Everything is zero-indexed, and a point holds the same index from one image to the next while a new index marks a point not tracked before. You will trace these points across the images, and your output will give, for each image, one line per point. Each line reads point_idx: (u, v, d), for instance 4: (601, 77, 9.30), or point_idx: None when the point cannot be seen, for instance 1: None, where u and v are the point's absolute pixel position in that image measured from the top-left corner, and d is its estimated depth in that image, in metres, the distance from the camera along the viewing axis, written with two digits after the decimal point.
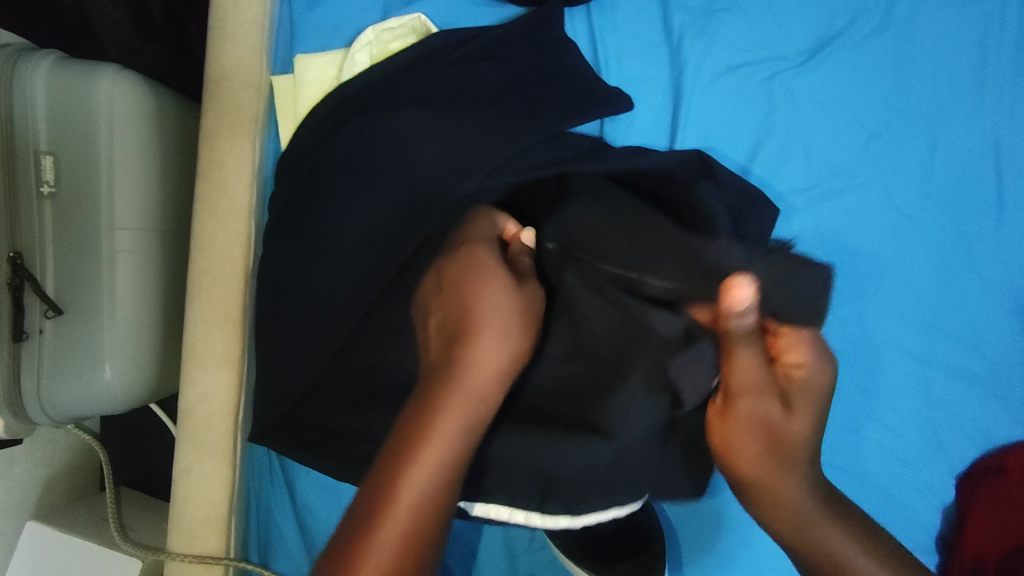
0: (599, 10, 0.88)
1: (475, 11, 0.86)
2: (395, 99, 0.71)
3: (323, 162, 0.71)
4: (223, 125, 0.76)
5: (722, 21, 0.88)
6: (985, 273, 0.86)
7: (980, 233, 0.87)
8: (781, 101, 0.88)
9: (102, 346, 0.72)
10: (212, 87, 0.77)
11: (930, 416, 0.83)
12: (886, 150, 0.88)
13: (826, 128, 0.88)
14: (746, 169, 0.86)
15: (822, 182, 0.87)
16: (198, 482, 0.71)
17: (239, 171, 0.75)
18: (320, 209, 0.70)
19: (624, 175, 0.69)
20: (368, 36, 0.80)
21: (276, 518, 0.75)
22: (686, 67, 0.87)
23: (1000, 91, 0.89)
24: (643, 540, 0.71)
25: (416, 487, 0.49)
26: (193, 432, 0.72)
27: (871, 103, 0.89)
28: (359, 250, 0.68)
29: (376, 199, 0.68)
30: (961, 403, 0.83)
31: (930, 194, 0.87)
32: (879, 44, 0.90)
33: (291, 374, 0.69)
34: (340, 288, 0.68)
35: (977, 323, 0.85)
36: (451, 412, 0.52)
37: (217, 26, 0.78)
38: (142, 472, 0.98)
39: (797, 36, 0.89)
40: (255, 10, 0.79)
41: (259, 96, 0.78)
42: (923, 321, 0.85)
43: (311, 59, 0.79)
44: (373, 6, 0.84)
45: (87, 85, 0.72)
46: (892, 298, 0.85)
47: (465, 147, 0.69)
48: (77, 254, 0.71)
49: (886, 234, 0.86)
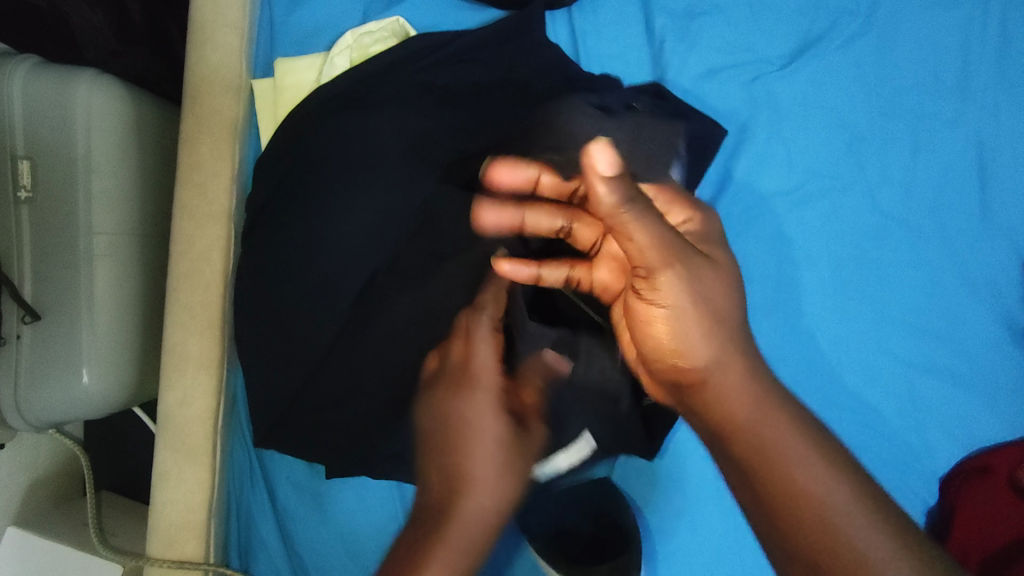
0: (581, 14, 0.88)
1: (457, 14, 0.86)
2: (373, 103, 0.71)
3: (300, 165, 0.71)
4: (202, 129, 0.75)
5: (703, 24, 0.88)
6: (970, 274, 0.86)
7: (964, 234, 0.87)
8: (763, 104, 0.88)
9: (79, 352, 0.71)
10: (192, 92, 0.76)
11: (918, 418, 0.82)
12: (869, 152, 0.88)
13: (808, 130, 0.88)
14: (728, 172, 0.86)
15: (805, 185, 0.87)
16: (177, 487, 0.71)
17: (219, 176, 0.75)
18: (297, 213, 0.70)
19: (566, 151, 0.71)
20: (348, 39, 0.80)
21: (255, 521, 0.74)
22: (668, 71, 0.87)
23: (982, 93, 0.89)
24: (621, 540, 0.70)
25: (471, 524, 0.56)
26: (172, 437, 0.72)
27: (854, 105, 0.88)
28: (336, 254, 0.68)
29: (353, 204, 0.68)
30: (947, 404, 0.83)
31: (914, 195, 0.87)
32: (861, 47, 0.90)
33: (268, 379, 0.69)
34: (319, 293, 0.68)
35: (962, 325, 0.85)
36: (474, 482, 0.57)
37: (196, 30, 0.77)
38: (127, 477, 0.98)
39: (779, 39, 0.89)
40: (235, 14, 0.79)
41: (239, 101, 0.78)
42: (906, 324, 0.85)
43: (291, 63, 0.79)
44: (354, 9, 0.84)
45: (63, 90, 0.72)
46: (876, 300, 0.85)
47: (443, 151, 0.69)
48: (55, 260, 0.71)
49: (869, 237, 0.86)
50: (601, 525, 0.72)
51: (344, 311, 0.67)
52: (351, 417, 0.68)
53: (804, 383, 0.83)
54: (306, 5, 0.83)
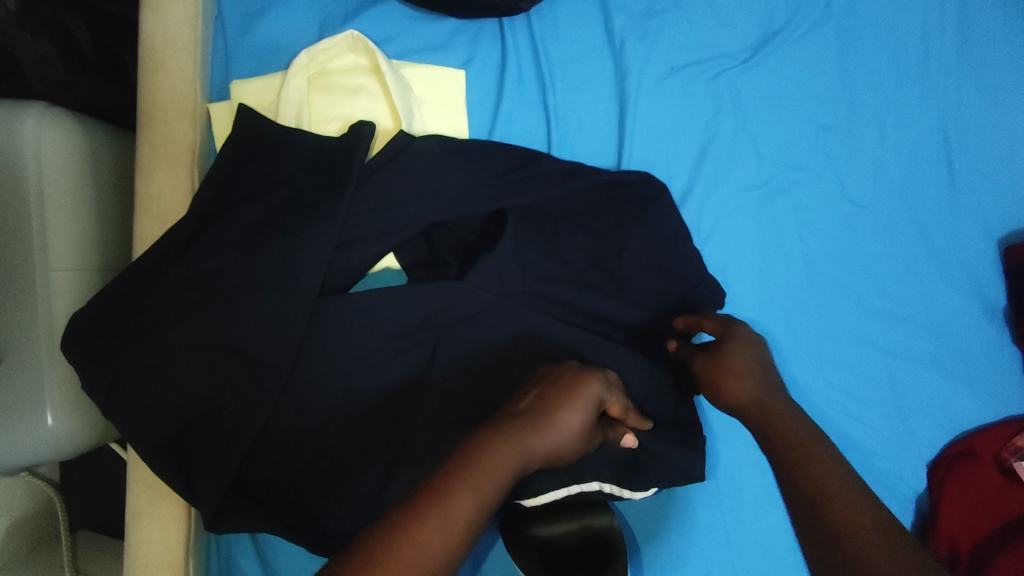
0: (540, 18, 0.87)
1: (413, 28, 0.85)
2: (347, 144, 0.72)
3: (263, 201, 0.70)
4: (157, 157, 0.74)
5: (663, 23, 0.88)
6: (943, 259, 0.86)
7: (935, 219, 0.87)
8: (728, 99, 0.87)
9: (40, 392, 0.69)
10: (146, 120, 0.74)
11: (933, 411, 0.82)
12: (837, 141, 0.88)
13: (775, 123, 0.87)
14: (696, 170, 0.85)
15: (774, 177, 0.86)
16: (151, 525, 0.69)
17: (176, 205, 0.74)
18: (265, 243, 0.68)
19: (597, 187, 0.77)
20: (302, 59, 0.78)
21: (235, 556, 0.74)
22: (630, 72, 0.86)
23: (943, 78, 0.91)
24: (604, 551, 0.69)
25: (464, 509, 0.47)
26: (143, 474, 0.70)
27: (819, 97, 0.89)
28: (299, 277, 0.67)
29: (311, 227, 0.68)
30: (933, 386, 0.83)
31: (884, 182, 0.88)
32: (821, 37, 0.90)
33: (224, 423, 0.66)
34: (276, 315, 0.66)
35: (938, 309, 0.85)
36: (505, 455, 0.51)
37: (146, 56, 0.75)
38: (105, 516, 0.95)
39: (740, 34, 0.89)
40: (187, 37, 0.76)
41: (195, 126, 0.75)
42: (885, 313, 0.84)
43: (248, 87, 0.78)
44: (310, 28, 0.83)
45: (9, 123, 0.70)
46: (855, 290, 0.85)
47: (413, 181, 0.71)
48: (11, 299, 0.69)
49: (843, 225, 0.86)
50: (586, 538, 0.70)
51: (299, 334, 0.66)
52: (327, 439, 0.67)
53: (794, 370, 0.81)
54: (259, 26, 0.82)
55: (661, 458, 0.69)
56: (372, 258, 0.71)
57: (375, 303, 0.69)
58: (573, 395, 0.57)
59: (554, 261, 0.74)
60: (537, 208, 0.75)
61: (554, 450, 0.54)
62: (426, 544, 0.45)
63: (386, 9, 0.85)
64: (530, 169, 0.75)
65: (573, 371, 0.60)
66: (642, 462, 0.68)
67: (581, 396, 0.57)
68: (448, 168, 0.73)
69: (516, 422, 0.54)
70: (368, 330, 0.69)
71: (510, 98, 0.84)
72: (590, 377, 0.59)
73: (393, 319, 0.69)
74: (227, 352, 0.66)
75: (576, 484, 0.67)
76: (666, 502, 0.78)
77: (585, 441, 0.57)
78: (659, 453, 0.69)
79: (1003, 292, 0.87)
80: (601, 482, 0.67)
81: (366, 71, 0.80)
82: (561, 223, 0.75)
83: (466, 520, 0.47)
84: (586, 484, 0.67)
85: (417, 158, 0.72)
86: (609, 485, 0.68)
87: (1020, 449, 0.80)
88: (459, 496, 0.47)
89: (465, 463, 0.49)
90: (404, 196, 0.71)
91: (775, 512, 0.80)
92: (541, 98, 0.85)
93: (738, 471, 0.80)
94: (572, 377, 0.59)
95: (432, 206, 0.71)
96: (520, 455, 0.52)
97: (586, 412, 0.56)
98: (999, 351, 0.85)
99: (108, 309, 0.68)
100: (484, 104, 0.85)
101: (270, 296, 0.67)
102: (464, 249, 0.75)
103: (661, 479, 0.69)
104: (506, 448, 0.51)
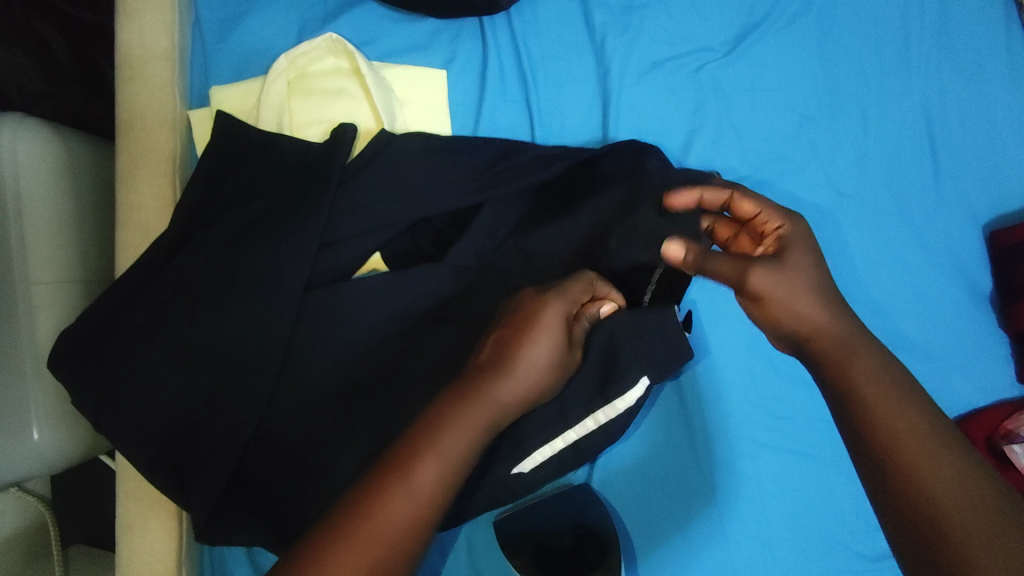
0: (520, 15, 0.86)
1: (393, 29, 0.85)
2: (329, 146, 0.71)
3: (245, 206, 0.70)
4: (137, 166, 0.73)
5: (643, 17, 0.87)
6: (928, 246, 0.87)
7: (920, 206, 0.88)
8: (710, 91, 0.87)
9: (27, 406, 0.69)
10: (125, 129, 0.74)
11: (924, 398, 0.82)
12: (819, 130, 0.88)
13: (756, 115, 0.87)
14: (681, 163, 0.85)
15: (759, 169, 0.86)
16: (142, 537, 0.69)
17: (158, 213, 0.73)
18: (249, 248, 0.68)
19: (581, 177, 0.77)
20: (281, 63, 0.78)
21: (229, 565, 0.74)
22: (612, 67, 0.86)
23: (925, 65, 0.91)
24: (599, 553, 0.69)
25: (431, 474, 0.47)
26: (132, 486, 0.69)
27: (801, 87, 0.89)
28: (282, 280, 0.66)
29: (293, 228, 0.68)
30: (925, 370, 0.83)
31: (868, 170, 0.88)
32: (803, 27, 0.90)
33: (210, 431, 0.65)
34: (258, 317, 0.66)
35: (925, 296, 0.85)
36: (473, 416, 0.50)
37: (123, 65, 0.74)
38: (96, 531, 0.95)
39: (720, 27, 0.89)
40: (163, 44, 0.75)
41: (174, 134, 0.75)
42: (877, 300, 0.84)
43: (228, 93, 0.78)
44: (288, 32, 0.83)
45: None
46: (844, 279, 0.85)
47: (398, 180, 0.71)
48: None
49: (828, 214, 0.86)
50: (580, 537, 0.70)
51: (283, 336, 0.66)
52: (314, 443, 0.66)
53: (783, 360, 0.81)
54: (237, 30, 0.82)
55: (644, 341, 0.65)
56: (358, 259, 0.71)
57: (362, 303, 0.69)
58: (530, 328, 0.54)
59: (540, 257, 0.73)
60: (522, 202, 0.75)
61: (526, 388, 0.53)
62: (388, 519, 0.45)
63: (365, 11, 0.84)
64: (513, 158, 0.75)
65: (529, 298, 0.57)
66: (625, 355, 0.65)
67: (538, 326, 0.54)
68: (430, 168, 0.73)
69: (480, 373, 0.52)
70: (355, 331, 0.68)
71: (492, 96, 0.84)
72: (549, 301, 0.56)
73: (379, 320, 0.69)
74: (210, 357, 0.65)
75: (570, 431, 0.65)
76: (659, 497, 0.76)
77: (558, 371, 0.55)
78: (643, 342, 0.65)
79: (988, 277, 0.88)
80: (594, 417, 0.65)
81: (347, 73, 0.79)
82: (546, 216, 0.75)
83: (433, 484, 0.47)
84: (578, 426, 0.65)
85: (398, 157, 0.72)
86: (599, 412, 0.65)
87: (1010, 433, 0.80)
88: (423, 462, 0.47)
89: (431, 430, 0.49)
90: (386, 195, 0.71)
91: (771, 508, 0.77)
92: (523, 95, 0.85)
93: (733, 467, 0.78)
94: (531, 305, 0.56)
95: (416, 205, 0.71)
96: (489, 410, 0.51)
97: (547, 338, 0.54)
98: (986, 336, 0.86)
99: (91, 320, 0.67)
100: (467, 102, 0.84)
101: (252, 301, 0.66)
102: (445, 245, 0.75)
103: (653, 370, 0.66)
104: (473, 407, 0.50)
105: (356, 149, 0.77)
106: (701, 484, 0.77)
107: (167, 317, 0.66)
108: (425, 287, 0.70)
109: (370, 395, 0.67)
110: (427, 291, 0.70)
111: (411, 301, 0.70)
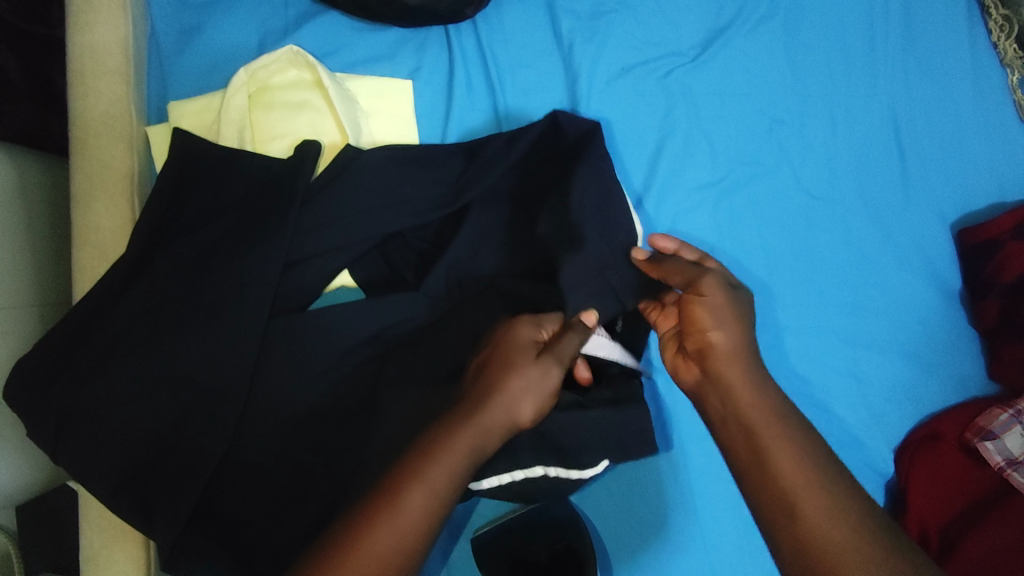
0: (486, 23, 0.85)
1: (356, 39, 0.83)
2: (294, 162, 0.70)
3: (209, 226, 0.68)
4: (94, 185, 0.71)
5: (611, 22, 0.87)
6: (898, 243, 0.87)
7: (889, 205, 0.88)
8: (679, 96, 0.87)
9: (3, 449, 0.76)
10: (79, 148, 0.71)
11: (899, 396, 0.83)
12: (788, 133, 0.88)
13: (726, 119, 0.87)
14: (652, 167, 0.84)
15: (730, 173, 0.86)
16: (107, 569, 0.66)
17: (116, 233, 0.70)
18: (212, 269, 0.66)
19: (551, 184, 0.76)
20: (241, 77, 0.75)
21: None
22: (581, 73, 0.85)
23: (890, 66, 0.92)
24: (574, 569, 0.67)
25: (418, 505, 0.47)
26: (96, 516, 0.67)
27: (769, 88, 0.89)
28: (247, 301, 0.65)
29: (256, 247, 0.66)
30: (853, 417, 0.82)
31: (836, 171, 0.88)
32: (769, 30, 0.90)
33: (175, 457, 0.63)
34: (222, 340, 0.64)
35: (896, 294, 0.86)
36: (462, 440, 0.50)
37: (76, 81, 0.71)
38: None
39: (688, 31, 0.89)
40: (117, 57, 0.72)
41: (131, 151, 0.72)
42: (778, 361, 0.82)
43: (189, 108, 0.76)
44: (249, 44, 0.81)
45: None
46: (758, 324, 0.82)
47: (367, 198, 0.70)
48: None
49: (800, 216, 0.86)
50: (557, 552, 0.69)
51: (251, 357, 0.64)
52: (285, 465, 0.65)
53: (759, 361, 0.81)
54: (197, 43, 0.80)
55: (589, 431, 0.65)
56: (325, 276, 0.70)
57: (329, 320, 0.67)
58: (513, 354, 0.56)
59: (514, 267, 0.73)
60: (495, 213, 0.74)
61: (507, 419, 0.53)
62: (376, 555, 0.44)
63: (327, 20, 0.83)
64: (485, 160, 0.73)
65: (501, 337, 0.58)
66: (569, 439, 0.64)
67: (518, 352, 0.56)
68: (398, 181, 0.72)
69: (459, 410, 0.53)
70: (324, 349, 0.67)
71: (460, 104, 0.83)
72: (519, 329, 0.58)
73: (348, 337, 0.68)
74: (173, 381, 0.63)
75: (518, 469, 0.64)
76: (637, 505, 0.76)
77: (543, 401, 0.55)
78: (610, 411, 0.65)
79: (957, 276, 0.88)
80: (544, 466, 0.64)
81: (310, 86, 0.77)
82: (516, 227, 0.74)
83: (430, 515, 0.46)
84: (529, 469, 0.64)
85: (366, 172, 0.71)
86: (553, 468, 0.64)
87: (983, 430, 0.78)
88: (410, 495, 0.47)
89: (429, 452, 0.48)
90: (355, 211, 0.70)
91: (748, 510, 0.77)
92: (491, 103, 0.84)
93: (712, 475, 0.78)
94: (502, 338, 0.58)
95: (385, 221, 0.70)
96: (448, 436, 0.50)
97: (529, 364, 0.55)
98: (955, 334, 0.86)
99: (49, 346, 0.65)
100: (434, 112, 0.83)
101: (217, 324, 0.64)
102: (420, 260, 0.74)
103: (610, 445, 0.66)
104: (461, 435, 0.50)
105: (323, 163, 0.75)
106: (680, 491, 0.77)
107: (127, 341, 0.64)
108: (396, 303, 0.69)
109: (344, 415, 0.66)
110: (398, 305, 0.69)
111: (383, 317, 0.69)
